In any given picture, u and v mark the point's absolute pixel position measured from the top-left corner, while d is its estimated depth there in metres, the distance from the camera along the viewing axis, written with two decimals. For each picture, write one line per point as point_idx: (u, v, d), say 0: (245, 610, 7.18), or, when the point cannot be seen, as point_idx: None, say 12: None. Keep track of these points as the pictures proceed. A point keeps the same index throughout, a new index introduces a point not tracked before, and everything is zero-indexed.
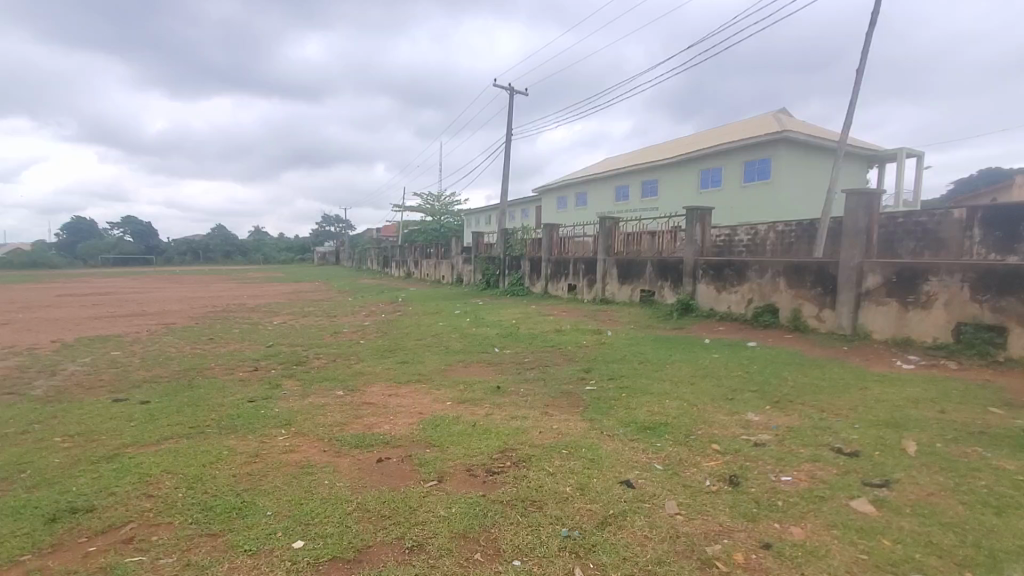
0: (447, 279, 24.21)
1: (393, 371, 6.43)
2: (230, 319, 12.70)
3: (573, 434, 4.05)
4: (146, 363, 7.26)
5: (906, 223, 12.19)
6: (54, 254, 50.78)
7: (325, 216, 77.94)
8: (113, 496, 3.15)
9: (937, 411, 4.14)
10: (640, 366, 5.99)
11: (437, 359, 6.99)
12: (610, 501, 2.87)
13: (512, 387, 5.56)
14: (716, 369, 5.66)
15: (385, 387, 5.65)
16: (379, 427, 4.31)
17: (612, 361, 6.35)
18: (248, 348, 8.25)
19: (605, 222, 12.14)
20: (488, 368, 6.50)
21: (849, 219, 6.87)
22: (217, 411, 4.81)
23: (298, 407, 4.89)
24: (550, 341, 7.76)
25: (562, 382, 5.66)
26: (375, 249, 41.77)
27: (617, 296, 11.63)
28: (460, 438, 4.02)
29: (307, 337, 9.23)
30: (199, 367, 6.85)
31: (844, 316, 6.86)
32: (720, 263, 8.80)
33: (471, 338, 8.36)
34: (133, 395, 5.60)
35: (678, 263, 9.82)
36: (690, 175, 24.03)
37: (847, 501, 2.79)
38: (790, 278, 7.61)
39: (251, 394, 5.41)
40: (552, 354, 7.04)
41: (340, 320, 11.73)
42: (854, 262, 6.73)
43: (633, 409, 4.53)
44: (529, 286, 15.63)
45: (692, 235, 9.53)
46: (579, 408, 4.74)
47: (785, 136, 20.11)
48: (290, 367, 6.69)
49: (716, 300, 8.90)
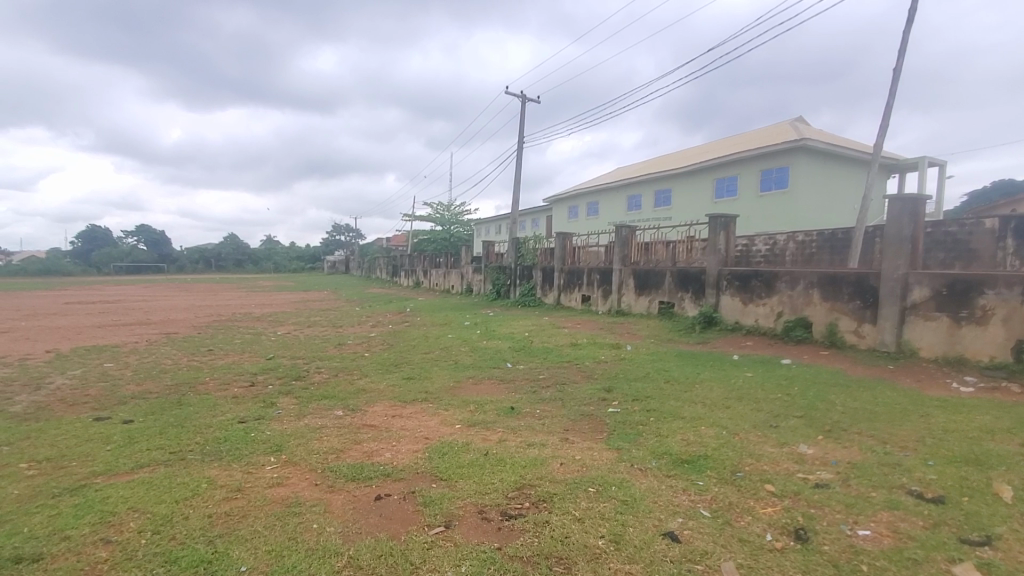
0: (456, 288, 23.77)
1: (398, 388, 5.97)
2: (234, 329, 12.36)
3: (600, 467, 3.55)
4: (139, 376, 6.87)
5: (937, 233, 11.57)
6: (70, 262, 51.57)
7: (336, 226, 78.34)
8: (66, 541, 2.73)
9: (1020, 445, 3.57)
10: (667, 386, 5.47)
11: (445, 375, 6.51)
12: (651, 563, 2.38)
13: (528, 409, 5.07)
14: (751, 390, 5.13)
15: (389, 407, 5.18)
16: (380, 455, 3.84)
17: (636, 380, 5.82)
18: (248, 360, 7.82)
19: (621, 230, 11.65)
20: (500, 386, 6.01)
21: (892, 226, 6.32)
22: (204, 433, 4.38)
23: (293, 429, 4.45)
24: (566, 356, 7.26)
25: (582, 404, 5.14)
26: (385, 258, 41.58)
27: (634, 307, 11.11)
28: (471, 471, 3.54)
29: (310, 349, 8.80)
30: (192, 382, 6.42)
31: (887, 331, 6.29)
32: (746, 273, 8.27)
33: (481, 352, 7.87)
34: (116, 413, 5.18)
35: (700, 273, 9.30)
36: (705, 184, 23.50)
37: (947, 567, 2.27)
38: (825, 289, 7.06)
39: (242, 414, 4.96)
40: (569, 371, 6.53)
41: (346, 331, 11.29)
42: (898, 273, 6.16)
43: (664, 437, 4.02)
44: (541, 297, 15.15)
45: (715, 244, 9.02)
46: (603, 435, 4.22)
47: (804, 144, 19.57)
48: (289, 383, 6.24)
49: (742, 313, 8.36)
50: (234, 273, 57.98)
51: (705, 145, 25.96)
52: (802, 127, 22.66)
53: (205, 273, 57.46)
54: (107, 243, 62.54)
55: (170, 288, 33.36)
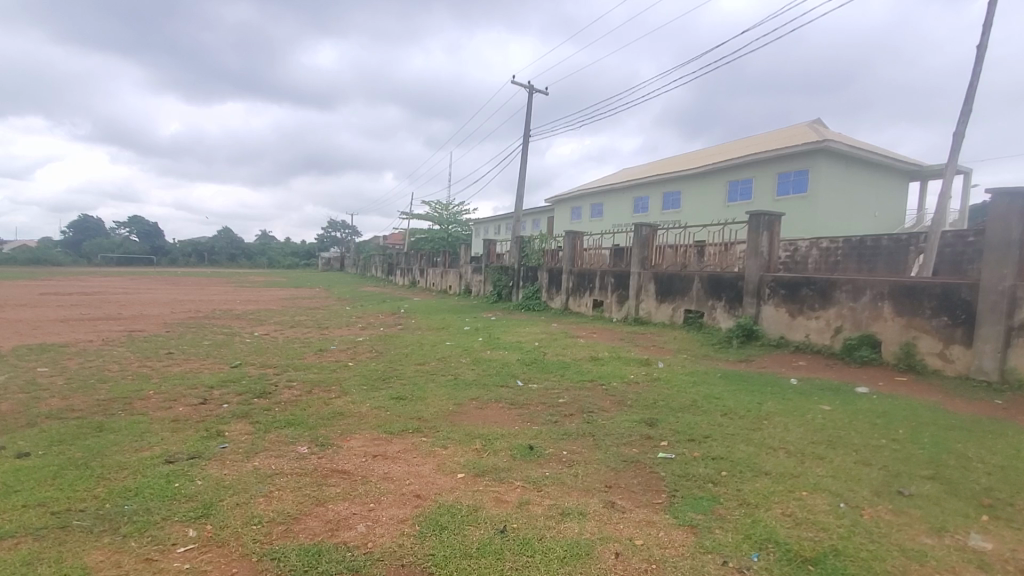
0: (455, 288, 22.46)
1: (383, 412, 4.75)
2: (207, 328, 11.03)
3: (676, 564, 2.37)
4: (69, 386, 5.59)
5: (978, 243, 10.82)
6: (57, 251, 50.07)
7: (333, 223, 77.06)
8: None
9: None
10: (728, 419, 4.33)
11: (442, 396, 5.29)
12: None
13: (552, 448, 3.90)
14: (842, 432, 4.00)
15: (369, 441, 3.96)
16: (350, 530, 2.64)
17: (683, 410, 4.63)
18: (207, 369, 6.55)
19: (641, 229, 10.46)
20: (511, 413, 4.81)
21: (996, 228, 5.25)
22: (109, 482, 3.15)
23: (232, 477, 3.21)
24: (588, 374, 6.09)
25: (621, 443, 3.97)
26: (380, 256, 40.24)
27: (654, 315, 9.94)
28: (484, 566, 2.34)
29: (285, 356, 7.55)
30: (131, 397, 5.17)
31: (986, 355, 5.20)
32: (797, 281, 7.13)
33: (485, 365, 6.66)
34: (13, 441, 3.93)
35: (737, 279, 8.14)
36: (717, 187, 22.39)
37: None
38: (899, 303, 5.95)
39: (172, 448, 3.71)
40: (595, 394, 5.33)
41: (330, 335, 10.01)
42: (1004, 286, 5.07)
43: (756, 508, 2.84)
44: (546, 300, 13.95)
45: (757, 247, 7.84)
46: (663, 498, 3.05)
47: (826, 146, 18.47)
48: (249, 401, 5.03)
49: (788, 327, 7.24)
50: (226, 268, 56.44)
51: (715, 147, 24.91)
52: (821, 129, 21.65)
53: (196, 267, 55.84)
54: (98, 233, 61.07)
55: (160, 281, 32.05)
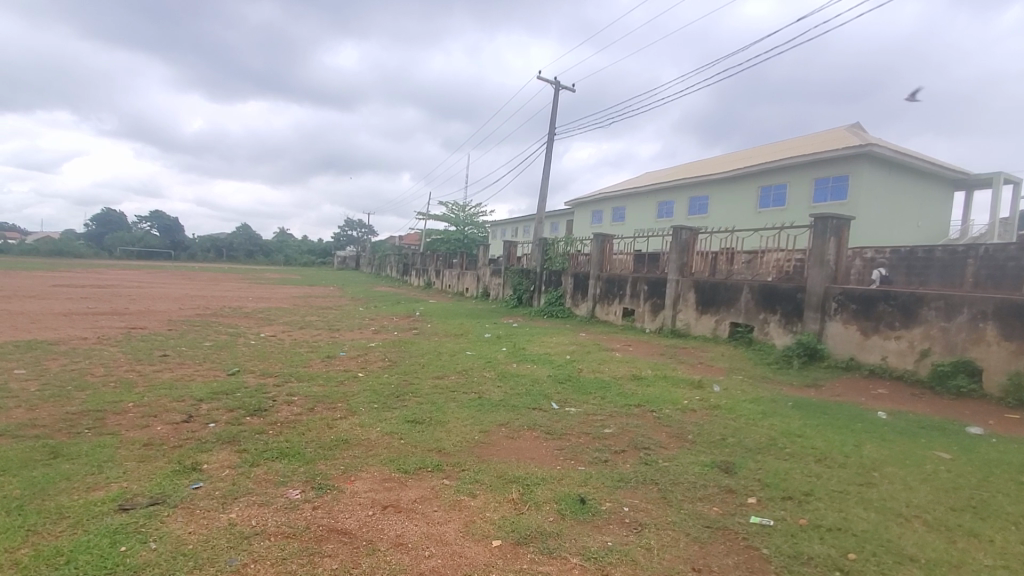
0: (472, 291, 21.68)
1: (396, 441, 3.95)
2: (213, 327, 10.37)
3: None
4: (42, 394, 4.89)
5: None
6: (79, 243, 50.56)
7: (350, 222, 77.11)
8: None
9: None
10: (825, 469, 3.44)
11: (465, 421, 4.47)
12: None
13: (609, 501, 3.07)
14: (983, 495, 3.10)
15: (378, 484, 3.16)
16: None
17: (763, 453, 3.76)
18: (201, 377, 5.82)
19: (681, 233, 9.54)
20: (549, 447, 3.98)
21: None
22: (39, 540, 2.39)
23: (198, 540, 2.42)
24: (634, 398, 5.22)
25: (697, 498, 3.11)
26: (397, 256, 39.71)
27: (693, 328, 9.04)
28: None
29: (289, 363, 6.79)
30: (104, 411, 4.42)
31: None
32: (872, 295, 6.20)
33: (513, 382, 5.82)
34: None
35: (796, 290, 7.21)
36: (748, 192, 21.33)
37: None
38: (1006, 324, 5.02)
39: (134, 488, 2.95)
40: (647, 425, 4.46)
41: (341, 339, 9.23)
42: None
43: None
44: (571, 307, 13.10)
45: (823, 255, 6.90)
46: None
47: (869, 150, 17.29)
48: (240, 421, 4.28)
49: (859, 348, 6.31)
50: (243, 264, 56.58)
51: (746, 151, 23.84)
52: (860, 134, 20.46)
53: (215, 262, 56.08)
54: (120, 227, 61.80)
55: (177, 275, 31.93)
